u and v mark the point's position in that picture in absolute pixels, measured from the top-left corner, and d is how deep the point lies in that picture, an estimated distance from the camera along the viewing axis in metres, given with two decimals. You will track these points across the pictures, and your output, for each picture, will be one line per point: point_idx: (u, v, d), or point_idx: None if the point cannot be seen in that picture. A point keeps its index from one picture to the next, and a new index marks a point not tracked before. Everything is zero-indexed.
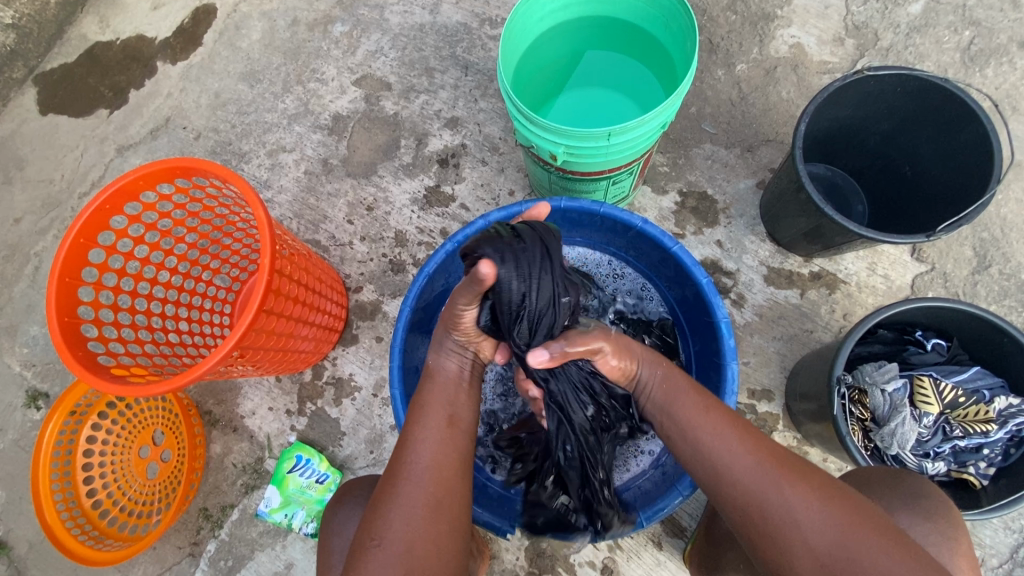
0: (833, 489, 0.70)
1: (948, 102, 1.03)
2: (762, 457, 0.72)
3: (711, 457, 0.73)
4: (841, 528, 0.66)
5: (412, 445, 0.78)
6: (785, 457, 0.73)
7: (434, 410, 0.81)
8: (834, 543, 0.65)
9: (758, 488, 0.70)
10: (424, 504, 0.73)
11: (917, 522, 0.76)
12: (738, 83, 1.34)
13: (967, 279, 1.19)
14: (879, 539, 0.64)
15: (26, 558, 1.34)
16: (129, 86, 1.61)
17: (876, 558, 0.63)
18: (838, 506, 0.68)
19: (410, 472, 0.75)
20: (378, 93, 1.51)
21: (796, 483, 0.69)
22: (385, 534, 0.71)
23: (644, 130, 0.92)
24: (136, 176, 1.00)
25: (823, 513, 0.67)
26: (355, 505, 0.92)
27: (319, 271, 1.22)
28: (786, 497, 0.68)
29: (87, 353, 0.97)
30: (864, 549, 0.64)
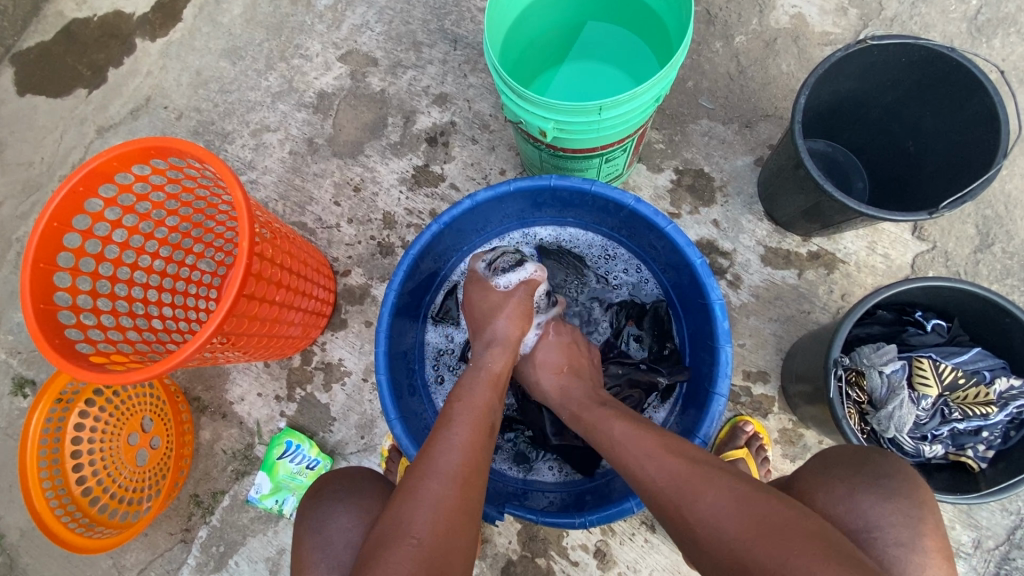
0: (737, 493, 0.63)
1: (956, 72, 0.98)
2: (661, 473, 0.69)
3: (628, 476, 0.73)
4: (735, 538, 0.60)
5: (446, 444, 0.74)
6: (686, 466, 0.69)
7: (473, 409, 0.80)
8: (731, 557, 0.60)
9: (663, 507, 0.67)
10: (462, 504, 0.68)
11: (878, 503, 0.70)
12: (737, 56, 1.29)
13: (968, 258, 1.16)
14: (770, 547, 0.58)
15: (19, 545, 1.33)
16: (108, 65, 1.56)
17: (767, 565, 0.57)
18: (736, 514, 0.62)
19: (443, 468, 0.70)
20: (365, 70, 1.45)
21: (693, 496, 0.65)
22: (426, 531, 0.64)
23: (636, 105, 0.88)
24: (109, 156, 0.96)
25: (719, 525, 0.62)
26: (336, 500, 0.89)
27: (304, 255, 1.18)
28: (685, 515, 0.65)
29: (64, 340, 0.94)
30: (758, 560, 0.58)
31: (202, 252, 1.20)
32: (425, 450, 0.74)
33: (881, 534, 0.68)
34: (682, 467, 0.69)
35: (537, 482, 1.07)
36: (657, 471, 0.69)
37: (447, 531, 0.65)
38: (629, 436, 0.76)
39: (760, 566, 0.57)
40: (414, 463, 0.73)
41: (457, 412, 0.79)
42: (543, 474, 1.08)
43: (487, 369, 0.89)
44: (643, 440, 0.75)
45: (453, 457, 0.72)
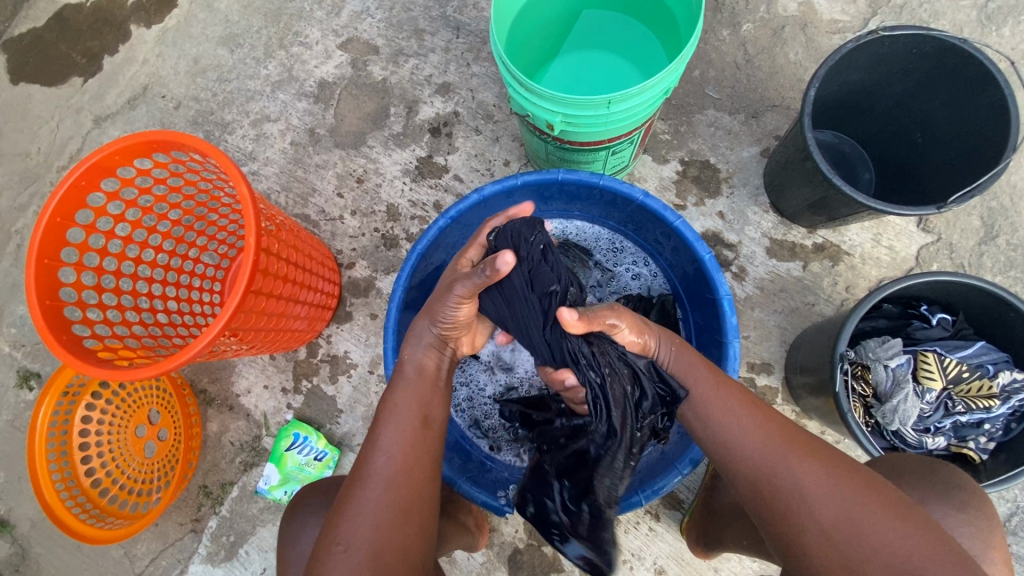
0: (846, 465, 0.70)
1: (967, 65, 0.97)
2: (773, 432, 0.73)
3: (728, 427, 0.75)
4: (849, 501, 0.66)
5: (381, 445, 0.76)
6: (790, 430, 0.74)
7: (408, 410, 0.79)
8: (843, 519, 0.65)
9: (770, 460, 0.71)
10: (396, 508, 0.72)
11: (950, 513, 0.76)
12: (744, 45, 1.28)
13: (972, 250, 1.17)
14: (886, 514, 0.65)
15: (30, 535, 1.35)
16: (103, 52, 1.53)
17: (883, 532, 0.63)
18: (850, 483, 0.68)
19: (382, 472, 0.73)
20: (366, 58, 1.43)
21: (803, 455, 0.70)
22: (352, 539, 0.69)
23: (645, 98, 0.87)
24: (111, 150, 0.95)
25: (833, 487, 0.67)
26: (309, 513, 0.93)
27: (309, 249, 1.18)
28: (796, 471, 0.69)
29: (72, 336, 0.94)
30: (872, 525, 0.64)
31: (205, 246, 1.19)
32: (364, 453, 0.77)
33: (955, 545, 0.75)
34: (789, 429, 0.74)
35: None
36: (769, 429, 0.73)
37: (379, 530, 0.70)
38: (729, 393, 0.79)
39: (875, 531, 0.64)
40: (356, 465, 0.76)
41: (393, 408, 0.79)
42: None
43: (417, 365, 0.83)
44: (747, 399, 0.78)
45: (387, 461, 0.74)
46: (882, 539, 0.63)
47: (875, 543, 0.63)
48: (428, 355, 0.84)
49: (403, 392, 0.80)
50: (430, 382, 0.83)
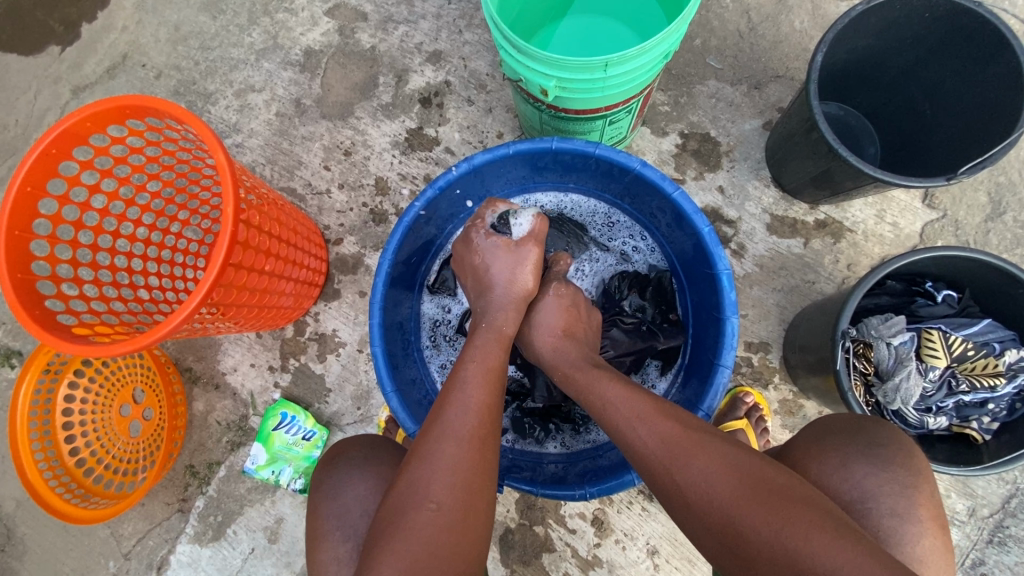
0: (731, 459, 0.64)
1: (981, 31, 0.93)
2: (653, 436, 0.68)
3: (619, 437, 0.71)
4: (729, 502, 0.60)
5: (462, 404, 0.72)
6: (680, 430, 0.68)
7: (490, 369, 0.77)
8: (726, 524, 0.60)
9: (651, 469, 0.67)
10: (480, 468, 0.68)
11: (872, 472, 0.71)
12: (748, 12, 1.22)
13: (979, 227, 1.13)
14: (764, 512, 0.58)
15: (15, 515, 1.33)
16: (81, 19, 1.46)
17: (762, 530, 0.58)
18: (730, 481, 0.62)
19: (462, 431, 0.70)
20: (354, 25, 1.37)
21: (685, 460, 0.64)
22: (444, 497, 0.65)
23: (644, 61, 0.83)
24: (82, 116, 0.89)
25: (712, 490, 0.62)
26: (353, 468, 0.89)
27: (293, 223, 1.13)
28: (677, 480, 0.64)
29: (45, 311, 0.90)
30: (752, 526, 0.58)
31: (187, 220, 1.14)
32: (440, 410, 0.73)
33: (875, 504, 0.70)
34: (675, 430, 0.68)
35: (543, 455, 1.06)
36: (649, 435, 0.68)
37: (463, 490, 0.66)
38: (617, 398, 0.74)
39: (756, 533, 0.58)
40: (426, 423, 0.73)
41: (472, 370, 0.77)
42: (545, 446, 1.07)
43: None
44: (635, 403, 0.72)
45: (468, 420, 0.71)
46: (764, 539, 0.57)
47: (757, 546, 0.58)
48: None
49: (483, 353, 0.79)
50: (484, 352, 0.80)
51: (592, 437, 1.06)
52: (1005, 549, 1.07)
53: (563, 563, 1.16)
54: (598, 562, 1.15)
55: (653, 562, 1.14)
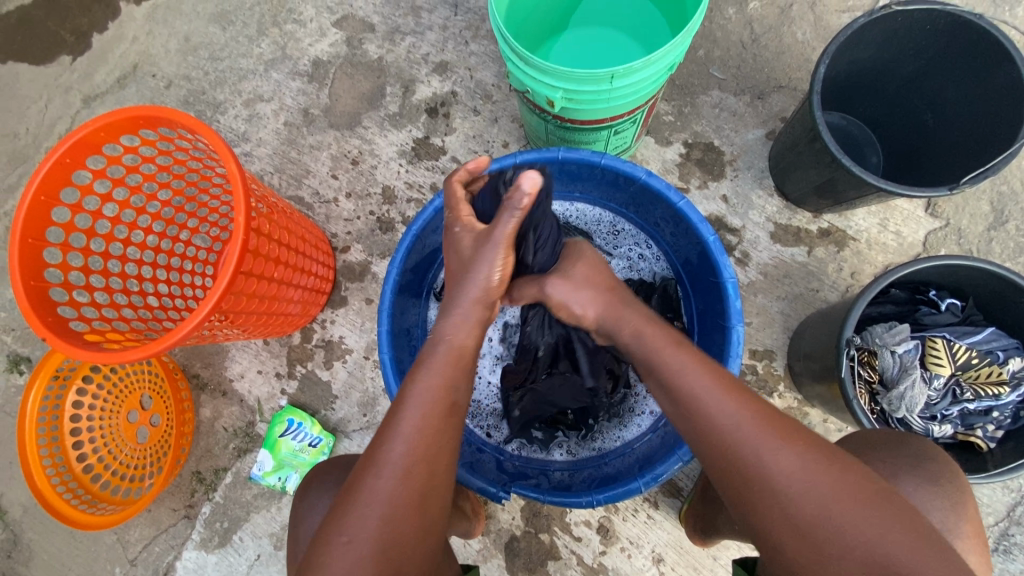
0: (823, 452, 0.65)
1: (982, 43, 0.94)
2: (741, 416, 0.67)
3: (694, 412, 0.69)
4: (827, 494, 0.61)
5: (397, 431, 0.70)
6: (766, 415, 0.68)
7: (432, 395, 0.72)
8: (818, 516, 0.60)
9: (732, 449, 0.66)
10: (407, 504, 0.67)
11: (923, 486, 0.73)
12: (750, 23, 1.24)
13: (982, 235, 1.14)
14: (864, 506, 0.60)
15: (22, 521, 1.33)
16: (91, 30, 1.48)
17: (863, 527, 0.59)
18: (826, 474, 0.63)
19: (394, 464, 0.68)
20: (361, 36, 1.39)
21: (776, 444, 0.65)
22: (357, 532, 0.65)
23: (650, 73, 0.84)
24: (95, 126, 0.91)
25: (807, 481, 0.62)
26: (322, 492, 0.90)
27: (302, 231, 1.15)
28: (765, 463, 0.64)
29: (57, 318, 0.91)
30: (850, 522, 0.59)
31: (197, 228, 1.15)
32: (379, 438, 0.71)
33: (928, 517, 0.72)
34: (764, 414, 0.67)
35: (550, 463, 1.06)
36: (734, 414, 0.67)
37: (384, 523, 0.66)
38: (692, 372, 0.71)
39: (853, 529, 0.59)
40: (367, 449, 0.71)
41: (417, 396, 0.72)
42: (551, 454, 1.07)
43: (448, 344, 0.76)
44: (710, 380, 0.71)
45: (401, 452, 0.68)
46: (859, 537, 0.58)
47: (849, 541, 0.59)
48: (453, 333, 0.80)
49: None
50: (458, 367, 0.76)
51: (598, 445, 1.07)
52: (1011, 558, 1.07)
53: (569, 570, 1.16)
54: (604, 570, 1.15)
55: (659, 570, 1.14)
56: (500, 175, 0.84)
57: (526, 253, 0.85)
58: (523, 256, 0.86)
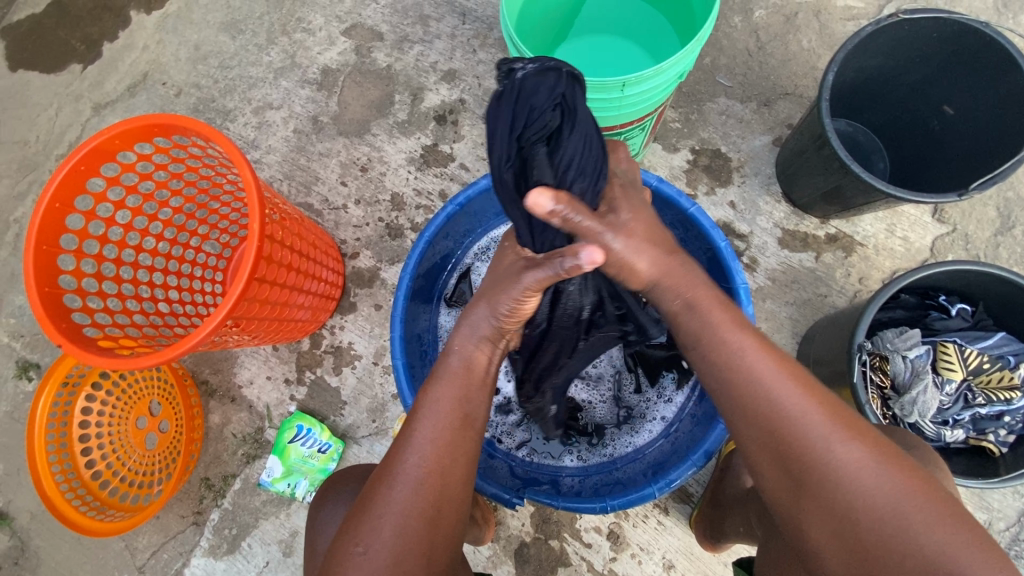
0: (889, 451, 0.62)
1: (988, 49, 0.95)
2: (802, 402, 0.65)
3: (752, 400, 0.66)
4: (898, 490, 0.58)
5: (411, 442, 0.71)
6: (831, 407, 0.65)
7: (445, 407, 0.73)
8: (886, 510, 0.58)
9: (791, 439, 0.63)
10: (421, 515, 0.67)
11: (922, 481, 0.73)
12: (756, 32, 1.25)
13: (989, 241, 1.15)
14: (934, 513, 0.56)
15: (30, 527, 1.33)
16: (102, 38, 1.50)
17: (933, 531, 0.56)
18: (892, 476, 0.59)
19: (409, 474, 0.69)
20: (370, 44, 1.41)
21: (839, 439, 0.62)
22: (371, 542, 0.65)
23: (661, 80, 0.85)
24: (111, 134, 0.91)
25: (874, 474, 0.60)
26: (339, 504, 0.90)
27: (313, 236, 1.16)
28: (828, 452, 0.61)
29: (71, 325, 0.91)
30: (922, 521, 0.56)
31: (207, 234, 1.16)
32: (396, 449, 0.72)
33: None
34: (828, 404, 0.65)
35: (561, 469, 1.06)
36: (795, 400, 0.65)
37: (396, 534, 0.66)
38: (755, 360, 0.67)
39: (926, 529, 0.56)
40: (384, 461, 0.72)
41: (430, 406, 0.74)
42: (562, 460, 1.07)
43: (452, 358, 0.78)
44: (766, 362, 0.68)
45: (417, 462, 0.69)
46: (931, 539, 0.55)
47: (920, 541, 0.55)
48: (481, 349, 0.79)
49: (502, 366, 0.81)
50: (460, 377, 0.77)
51: (608, 451, 1.06)
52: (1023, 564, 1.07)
53: None
54: None
55: None
56: (508, 70, 0.62)
57: (543, 179, 0.67)
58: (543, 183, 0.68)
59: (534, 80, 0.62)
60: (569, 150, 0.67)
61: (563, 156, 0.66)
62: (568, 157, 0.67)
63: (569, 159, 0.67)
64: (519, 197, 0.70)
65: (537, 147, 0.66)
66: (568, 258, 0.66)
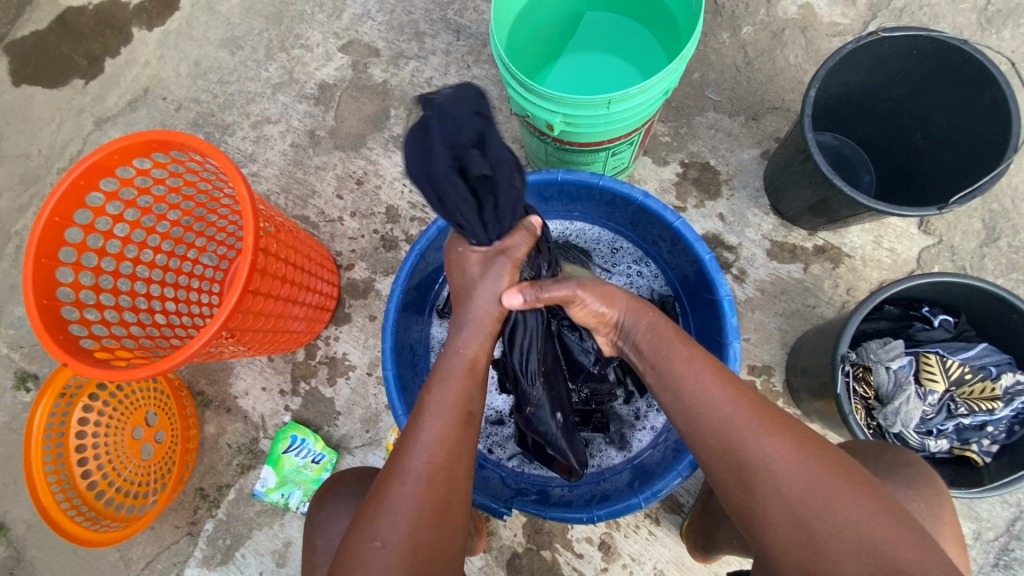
0: (810, 443, 0.67)
1: (966, 66, 0.98)
2: (734, 404, 0.69)
3: (687, 403, 0.71)
4: (820, 476, 0.64)
5: (417, 439, 0.72)
6: (761, 407, 0.69)
7: (448, 400, 0.74)
8: (810, 496, 0.63)
9: (725, 438, 0.68)
10: (433, 507, 0.69)
11: (904, 492, 0.75)
12: (744, 47, 1.28)
13: (974, 252, 1.16)
14: (852, 491, 0.63)
15: (26, 538, 1.34)
16: (104, 54, 1.53)
17: (850, 512, 0.62)
18: (812, 462, 0.65)
19: (418, 469, 0.70)
20: (366, 60, 1.44)
21: (765, 433, 0.67)
22: (388, 534, 0.66)
23: (645, 98, 0.87)
24: (110, 150, 0.93)
25: (801, 466, 0.65)
26: (340, 504, 0.91)
27: (308, 249, 1.17)
28: (760, 449, 0.66)
29: (69, 337, 0.93)
30: (840, 503, 0.63)
31: (205, 247, 1.18)
32: (402, 446, 0.72)
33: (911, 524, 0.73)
34: (756, 403, 0.70)
35: (550, 480, 1.06)
36: (726, 402, 0.69)
37: (412, 527, 0.67)
38: (684, 367, 0.73)
39: (843, 511, 0.62)
40: (390, 459, 0.72)
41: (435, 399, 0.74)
42: (551, 471, 1.07)
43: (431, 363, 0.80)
44: (700, 366, 0.72)
45: (425, 458, 0.70)
46: (850, 518, 0.62)
47: (840, 522, 0.62)
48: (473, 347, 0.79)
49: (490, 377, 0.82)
50: None
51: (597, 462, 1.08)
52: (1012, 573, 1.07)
53: None
54: None
55: None
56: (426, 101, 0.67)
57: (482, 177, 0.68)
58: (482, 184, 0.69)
59: (451, 100, 0.66)
60: (499, 147, 0.70)
61: (496, 154, 0.69)
62: (500, 153, 0.70)
63: (501, 155, 0.70)
64: (470, 205, 0.72)
65: (472, 152, 0.67)
66: (525, 231, 0.80)
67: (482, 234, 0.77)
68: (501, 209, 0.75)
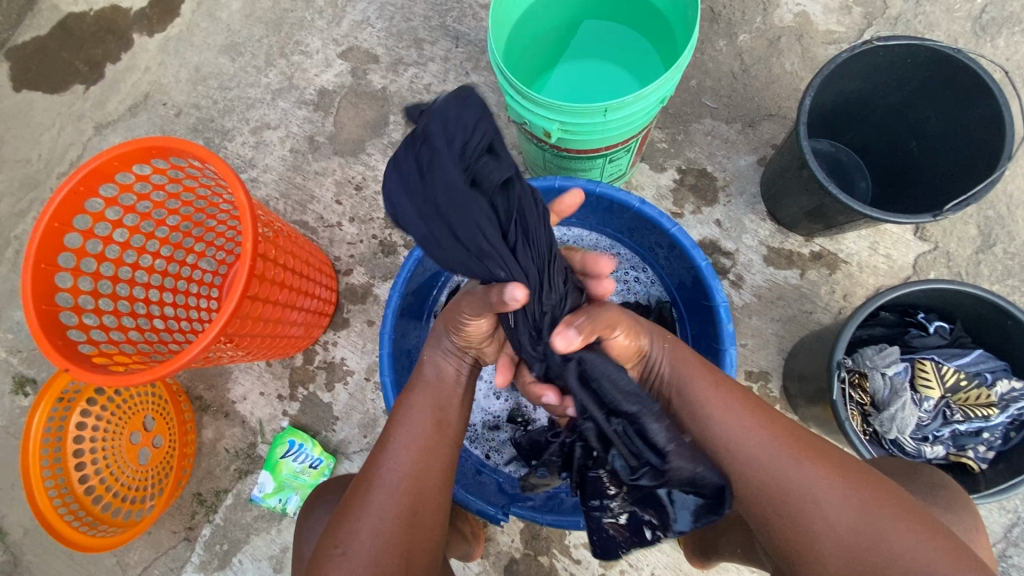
0: (849, 469, 0.68)
1: (961, 74, 0.98)
2: (769, 434, 0.72)
3: (718, 434, 0.73)
4: (867, 505, 0.65)
5: (388, 450, 0.75)
6: (792, 435, 0.72)
7: (422, 415, 0.78)
8: (862, 526, 0.64)
9: (764, 469, 0.69)
10: (400, 517, 0.70)
11: None
12: (741, 55, 1.29)
13: (970, 258, 1.17)
14: (903, 517, 0.64)
15: (22, 543, 1.33)
16: (105, 60, 1.54)
17: (904, 539, 0.62)
18: (858, 491, 0.66)
19: (387, 479, 0.72)
20: (366, 67, 1.44)
21: (805, 462, 0.69)
22: (352, 543, 0.68)
23: (640, 106, 0.88)
24: (111, 156, 0.94)
25: (846, 495, 0.66)
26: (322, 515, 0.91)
27: (306, 254, 1.18)
28: (801, 479, 0.67)
29: (67, 342, 0.93)
30: (892, 532, 0.63)
31: (204, 252, 1.18)
32: (374, 459, 0.75)
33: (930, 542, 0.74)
34: (787, 431, 0.72)
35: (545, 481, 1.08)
36: (760, 432, 0.72)
37: (378, 536, 0.68)
38: (711, 394, 0.76)
39: (896, 538, 0.62)
40: (364, 471, 0.75)
41: (406, 414, 0.78)
42: None
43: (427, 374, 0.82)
44: (729, 396, 0.75)
45: (397, 467, 0.73)
46: (904, 546, 0.62)
47: (895, 551, 0.62)
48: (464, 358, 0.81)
49: None
50: (443, 388, 0.82)
51: None
52: None
53: None
54: None
55: None
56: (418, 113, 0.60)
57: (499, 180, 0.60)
58: (501, 190, 0.62)
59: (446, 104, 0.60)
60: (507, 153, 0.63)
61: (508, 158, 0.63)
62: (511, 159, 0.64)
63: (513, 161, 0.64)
64: (493, 218, 0.62)
65: (482, 155, 0.59)
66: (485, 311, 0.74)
67: (514, 265, 0.66)
68: (527, 224, 0.66)
